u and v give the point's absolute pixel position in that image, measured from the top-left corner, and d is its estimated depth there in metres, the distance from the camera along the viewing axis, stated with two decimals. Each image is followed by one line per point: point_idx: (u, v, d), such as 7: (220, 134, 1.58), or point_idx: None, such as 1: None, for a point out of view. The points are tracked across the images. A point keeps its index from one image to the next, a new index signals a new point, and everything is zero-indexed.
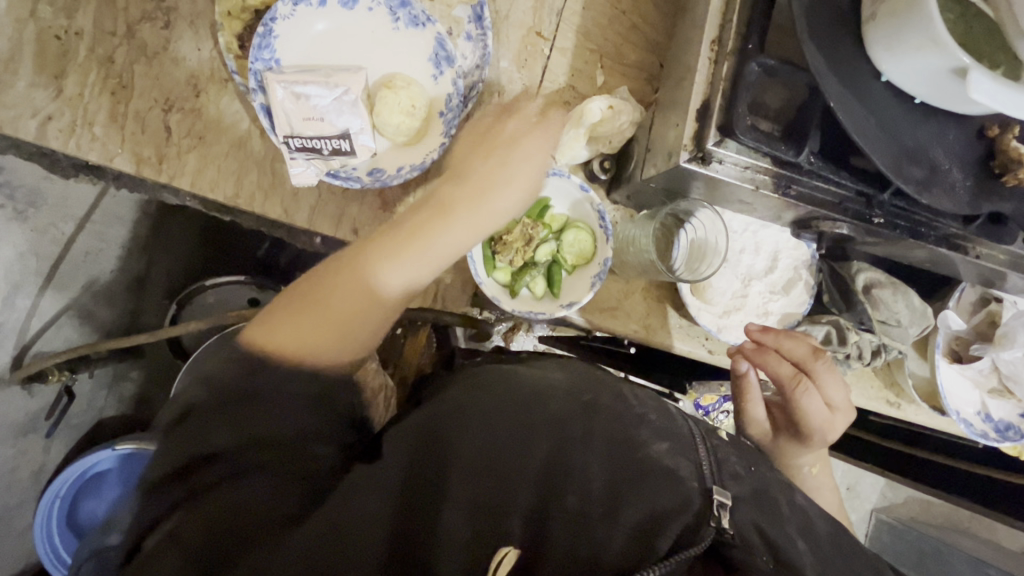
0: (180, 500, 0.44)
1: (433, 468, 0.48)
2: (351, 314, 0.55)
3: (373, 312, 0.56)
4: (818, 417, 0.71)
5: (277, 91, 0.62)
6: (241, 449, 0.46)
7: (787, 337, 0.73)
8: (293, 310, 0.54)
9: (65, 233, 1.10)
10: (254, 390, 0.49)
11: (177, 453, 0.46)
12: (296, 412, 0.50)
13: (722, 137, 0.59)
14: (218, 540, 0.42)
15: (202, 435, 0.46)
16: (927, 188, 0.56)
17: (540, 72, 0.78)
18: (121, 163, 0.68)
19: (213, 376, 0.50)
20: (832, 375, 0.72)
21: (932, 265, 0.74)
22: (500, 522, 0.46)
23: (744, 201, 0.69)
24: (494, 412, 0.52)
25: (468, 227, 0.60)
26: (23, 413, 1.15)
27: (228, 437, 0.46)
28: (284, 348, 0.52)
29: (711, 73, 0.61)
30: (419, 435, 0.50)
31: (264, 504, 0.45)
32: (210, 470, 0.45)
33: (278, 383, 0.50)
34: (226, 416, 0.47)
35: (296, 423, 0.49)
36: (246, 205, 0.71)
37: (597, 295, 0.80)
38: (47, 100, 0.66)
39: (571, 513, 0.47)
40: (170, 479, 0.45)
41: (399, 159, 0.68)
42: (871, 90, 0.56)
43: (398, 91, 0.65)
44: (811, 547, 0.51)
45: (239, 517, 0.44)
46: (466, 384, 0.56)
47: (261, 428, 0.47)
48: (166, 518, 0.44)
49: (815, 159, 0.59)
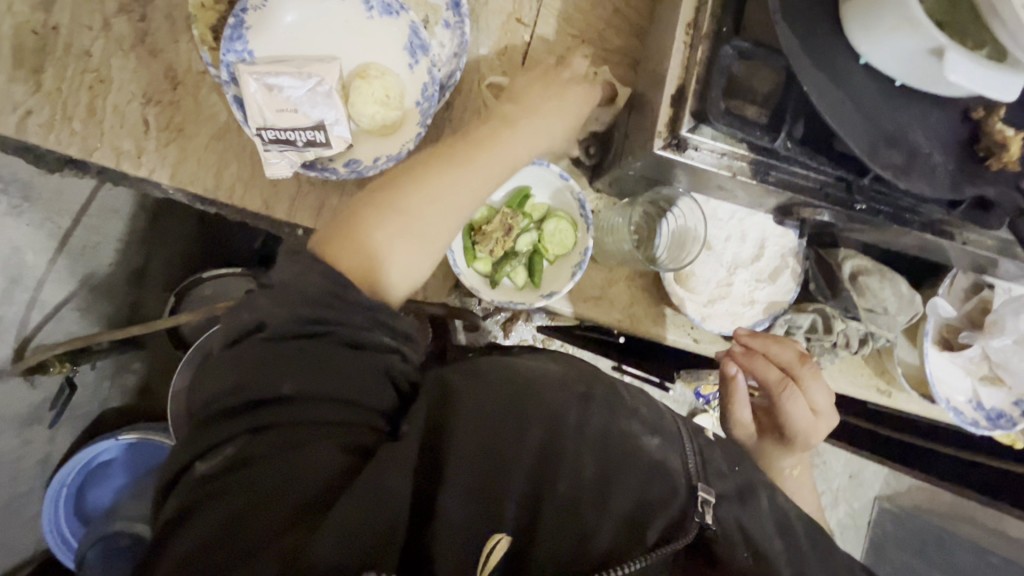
0: (225, 440, 0.43)
1: (433, 455, 0.48)
2: (426, 224, 0.56)
3: (442, 225, 0.57)
4: (803, 423, 0.71)
5: (250, 83, 0.61)
6: (298, 398, 0.44)
7: (774, 342, 0.73)
8: (370, 223, 0.54)
9: (61, 227, 1.07)
10: (326, 326, 0.47)
11: (234, 382, 0.44)
12: (352, 371, 0.46)
13: (697, 123, 0.58)
14: (270, 486, 0.41)
15: (263, 374, 0.44)
16: (906, 172, 0.55)
17: (521, 60, 0.77)
18: (101, 158, 0.68)
19: (283, 293, 0.48)
20: (818, 379, 0.72)
21: (919, 250, 0.73)
22: (495, 510, 0.47)
23: (725, 186, 0.67)
24: (493, 398, 0.51)
25: (525, 146, 0.63)
26: (26, 404, 1.09)
27: (295, 383, 0.44)
28: (357, 261, 0.52)
29: (686, 57, 0.60)
30: (427, 419, 0.49)
31: (309, 466, 0.43)
32: (272, 409, 0.44)
33: (352, 319, 0.48)
34: (281, 358, 0.45)
35: (354, 383, 0.46)
36: (226, 197, 0.71)
37: (581, 284, 0.80)
38: (26, 94, 0.66)
39: (562, 502, 0.49)
40: (228, 413, 0.44)
41: (375, 149, 0.68)
42: (850, 72, 0.54)
43: (372, 81, 0.65)
44: (788, 545, 0.54)
45: (286, 468, 0.42)
46: (472, 366, 0.55)
47: (324, 378, 0.45)
48: (220, 449, 0.43)
49: (792, 145, 0.57)
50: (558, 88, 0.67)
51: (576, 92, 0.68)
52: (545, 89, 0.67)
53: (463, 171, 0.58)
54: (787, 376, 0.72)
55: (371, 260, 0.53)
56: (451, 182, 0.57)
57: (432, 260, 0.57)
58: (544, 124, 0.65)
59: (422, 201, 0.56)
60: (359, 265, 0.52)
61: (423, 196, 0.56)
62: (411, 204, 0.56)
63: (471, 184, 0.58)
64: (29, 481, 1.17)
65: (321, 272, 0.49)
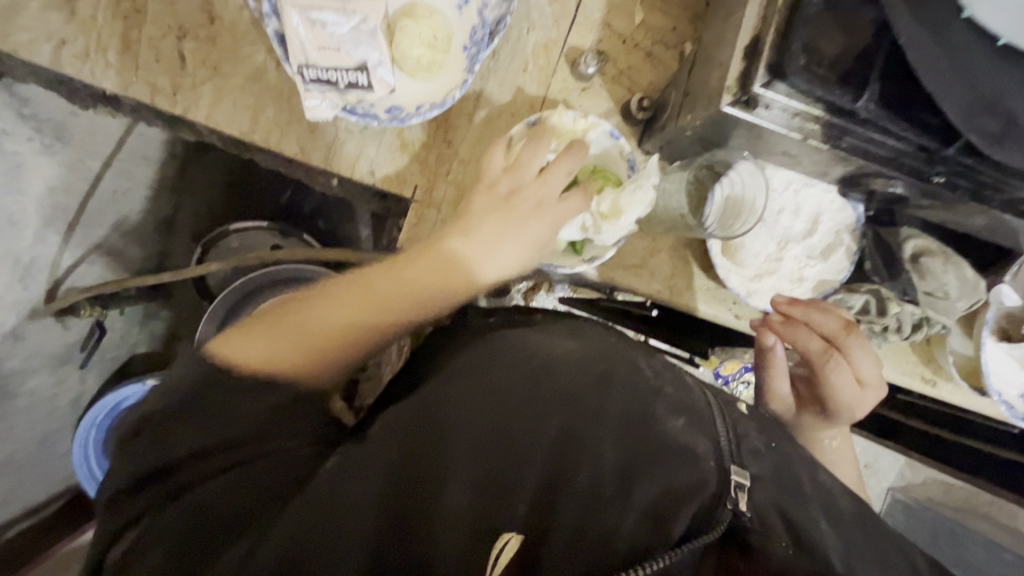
0: (155, 501, 0.48)
1: (425, 450, 0.49)
2: (314, 329, 0.54)
3: (333, 324, 0.55)
4: (848, 395, 0.70)
5: (292, 17, 0.58)
6: (214, 451, 0.49)
7: (817, 310, 0.70)
8: (269, 329, 0.55)
9: (92, 169, 1.07)
10: (219, 387, 0.50)
11: (143, 462, 0.49)
12: (257, 417, 0.51)
13: (771, 79, 0.53)
14: (198, 526, 0.47)
15: (166, 444, 0.49)
16: (1000, 141, 0.50)
17: (574, 7, 0.73)
18: (136, 93, 0.66)
19: (166, 389, 0.52)
20: (864, 350, 0.69)
21: (990, 232, 0.69)
22: (504, 500, 0.47)
23: (789, 152, 0.63)
24: (503, 389, 0.53)
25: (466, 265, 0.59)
26: (60, 344, 1.13)
27: (200, 441, 0.49)
28: (249, 359, 0.52)
29: (765, 5, 0.55)
30: (415, 418, 0.52)
31: (250, 486, 0.49)
32: (185, 470, 0.49)
33: (234, 394, 0.50)
34: (180, 427, 0.49)
35: (269, 420, 0.51)
36: (261, 141, 0.69)
37: (621, 251, 0.76)
38: (61, 23, 0.64)
39: (580, 495, 0.48)
40: (139, 487, 0.49)
41: (419, 96, 0.65)
42: (951, 27, 0.49)
43: (419, 21, 0.61)
44: (836, 528, 0.52)
45: (215, 507, 0.48)
46: (466, 360, 0.58)
47: (228, 427, 0.50)
48: (135, 525, 0.48)
49: (873, 107, 0.53)
50: (516, 220, 0.59)
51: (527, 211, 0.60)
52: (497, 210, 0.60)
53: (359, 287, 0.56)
54: (830, 346, 0.70)
55: (267, 365, 0.52)
56: (349, 297, 0.56)
57: (318, 363, 0.54)
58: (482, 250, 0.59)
59: (310, 314, 0.55)
60: (257, 365, 0.52)
61: (323, 310, 0.55)
62: (296, 320, 0.55)
63: (375, 307, 0.56)
64: (64, 418, 1.20)
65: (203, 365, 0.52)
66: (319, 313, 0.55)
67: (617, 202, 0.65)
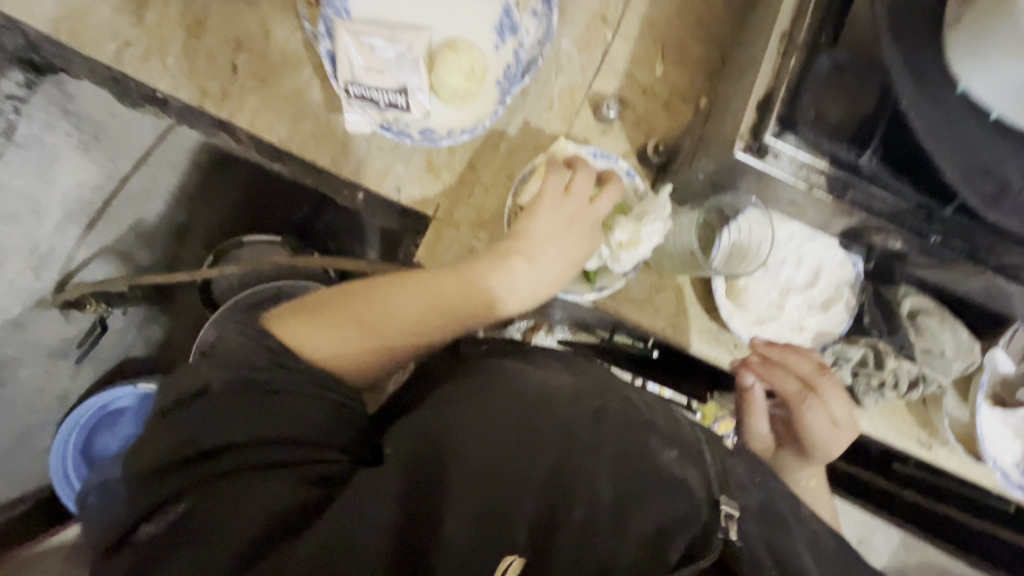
0: (179, 488, 0.48)
1: (432, 475, 0.50)
2: (389, 328, 0.62)
3: (402, 327, 0.62)
4: (823, 436, 0.72)
5: (344, 38, 0.64)
6: (245, 445, 0.50)
7: (793, 353, 0.73)
8: (330, 314, 0.61)
9: (121, 170, 1.11)
10: (278, 384, 0.54)
11: (178, 440, 0.50)
12: (309, 417, 0.54)
13: (782, 129, 0.58)
14: (229, 522, 0.46)
15: (207, 426, 0.50)
16: (995, 204, 0.54)
17: (600, 56, 0.79)
18: (187, 96, 0.70)
19: (220, 364, 0.54)
20: (839, 391, 0.71)
21: (984, 296, 0.71)
22: (504, 532, 0.47)
23: (795, 201, 0.67)
24: (500, 420, 0.54)
25: (537, 279, 0.65)
26: (58, 336, 1.15)
27: (237, 434, 0.50)
28: (320, 346, 0.59)
29: (778, 65, 0.59)
30: (420, 446, 0.53)
31: (268, 498, 0.47)
32: (214, 462, 0.49)
33: (300, 378, 0.55)
34: (222, 415, 0.51)
35: (315, 428, 0.53)
36: (297, 150, 0.72)
37: (629, 287, 0.78)
38: (128, 26, 0.69)
39: (577, 528, 0.48)
40: (167, 471, 0.49)
41: (451, 121, 0.69)
42: (944, 99, 0.54)
43: (459, 53, 0.66)
44: (818, 560, 0.51)
45: (226, 518, 0.46)
46: (469, 385, 0.60)
47: (262, 425, 0.51)
48: (164, 511, 0.47)
49: (876, 162, 0.58)
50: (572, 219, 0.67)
51: (582, 231, 0.67)
52: (561, 227, 0.66)
53: (431, 289, 0.63)
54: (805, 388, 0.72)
55: (334, 348, 0.60)
56: (408, 290, 0.62)
57: (369, 359, 0.62)
58: (542, 268, 0.66)
59: (381, 313, 0.62)
60: (325, 350, 0.59)
61: (390, 304, 0.62)
62: (367, 315, 0.61)
63: (440, 304, 0.63)
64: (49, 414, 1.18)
65: (256, 347, 0.56)
66: (382, 307, 0.62)
67: (637, 233, 0.68)
